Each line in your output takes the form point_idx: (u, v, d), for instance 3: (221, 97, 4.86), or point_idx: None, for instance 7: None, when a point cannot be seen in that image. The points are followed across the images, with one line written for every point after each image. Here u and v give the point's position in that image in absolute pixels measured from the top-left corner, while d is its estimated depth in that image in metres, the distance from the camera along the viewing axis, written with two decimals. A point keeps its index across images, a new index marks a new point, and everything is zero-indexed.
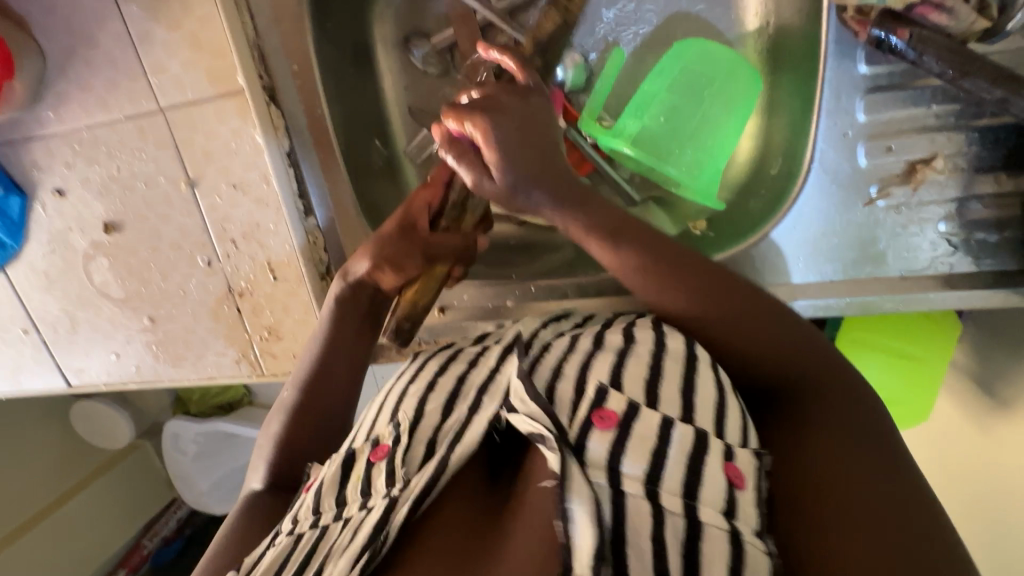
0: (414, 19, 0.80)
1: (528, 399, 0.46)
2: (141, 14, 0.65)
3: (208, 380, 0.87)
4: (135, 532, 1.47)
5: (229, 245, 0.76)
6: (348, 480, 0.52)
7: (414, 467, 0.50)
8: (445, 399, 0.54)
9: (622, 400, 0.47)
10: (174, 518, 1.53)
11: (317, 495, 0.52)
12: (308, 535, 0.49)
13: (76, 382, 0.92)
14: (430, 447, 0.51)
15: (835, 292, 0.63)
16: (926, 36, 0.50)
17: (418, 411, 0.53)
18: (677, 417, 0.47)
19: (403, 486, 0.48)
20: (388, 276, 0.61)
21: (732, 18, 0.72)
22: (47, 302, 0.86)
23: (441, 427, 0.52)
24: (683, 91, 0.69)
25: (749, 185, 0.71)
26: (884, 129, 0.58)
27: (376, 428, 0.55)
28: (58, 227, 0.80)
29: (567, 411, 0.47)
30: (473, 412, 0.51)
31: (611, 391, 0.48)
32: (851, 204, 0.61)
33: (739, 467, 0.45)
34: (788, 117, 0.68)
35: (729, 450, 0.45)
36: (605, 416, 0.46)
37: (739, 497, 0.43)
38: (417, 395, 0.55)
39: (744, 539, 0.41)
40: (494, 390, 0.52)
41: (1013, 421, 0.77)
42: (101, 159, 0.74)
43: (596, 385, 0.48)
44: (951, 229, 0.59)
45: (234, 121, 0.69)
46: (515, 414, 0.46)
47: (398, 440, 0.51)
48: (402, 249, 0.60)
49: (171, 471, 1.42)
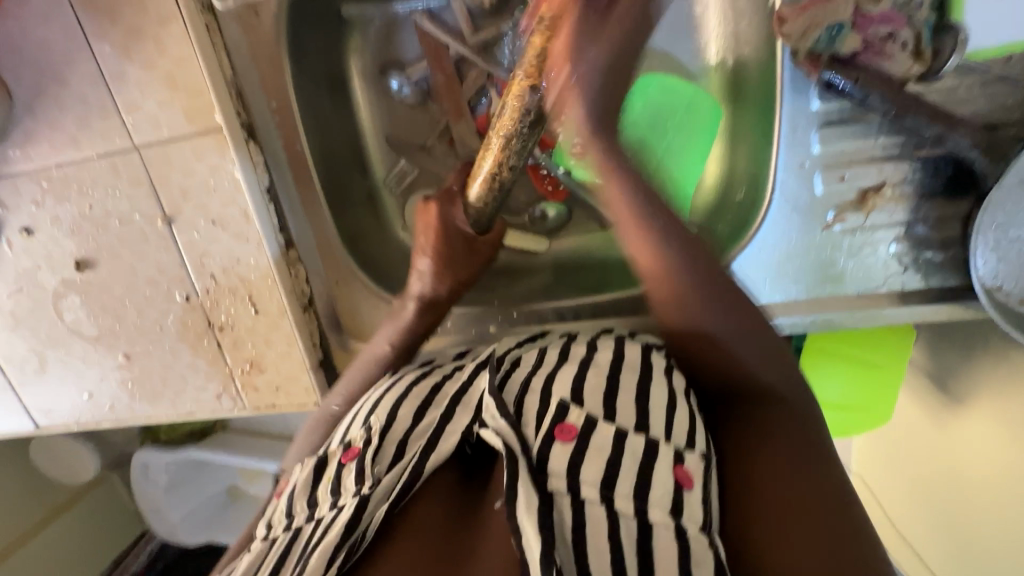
0: (388, 50, 0.81)
1: (498, 415, 0.50)
2: (114, 54, 0.65)
3: (187, 416, 0.85)
4: (103, 569, 1.42)
5: (207, 279, 0.75)
6: (319, 482, 0.55)
7: (385, 466, 0.52)
8: (417, 407, 0.55)
9: (580, 414, 0.50)
10: (144, 552, 1.47)
11: (291, 497, 0.55)
12: (282, 537, 0.52)
13: (44, 422, 0.89)
14: (401, 449, 0.52)
15: (800, 310, 0.67)
16: (870, 79, 0.54)
17: (390, 416, 0.54)
18: (631, 427, 0.50)
19: (374, 484, 0.50)
20: (442, 285, 0.66)
21: (695, 51, 0.76)
22: (15, 341, 0.83)
23: (412, 430, 0.53)
24: (645, 123, 0.75)
25: (717, 210, 0.75)
26: (838, 160, 0.62)
27: (349, 432, 0.57)
28: (26, 266, 0.78)
29: (533, 425, 0.50)
30: (447, 420, 0.53)
31: (572, 407, 0.51)
32: (809, 230, 0.65)
33: (687, 469, 0.48)
34: (749, 145, 0.72)
35: (678, 454, 0.49)
36: (566, 429, 0.49)
37: (687, 497, 0.46)
38: (389, 403, 0.56)
39: (691, 537, 0.44)
40: (467, 401, 0.54)
41: (966, 416, 0.82)
42: (72, 197, 0.73)
43: (557, 404, 0.52)
44: (901, 249, 0.64)
45: (212, 157, 0.68)
46: (487, 429, 0.50)
47: (368, 442, 0.53)
48: (457, 259, 0.66)
49: (141, 504, 1.37)
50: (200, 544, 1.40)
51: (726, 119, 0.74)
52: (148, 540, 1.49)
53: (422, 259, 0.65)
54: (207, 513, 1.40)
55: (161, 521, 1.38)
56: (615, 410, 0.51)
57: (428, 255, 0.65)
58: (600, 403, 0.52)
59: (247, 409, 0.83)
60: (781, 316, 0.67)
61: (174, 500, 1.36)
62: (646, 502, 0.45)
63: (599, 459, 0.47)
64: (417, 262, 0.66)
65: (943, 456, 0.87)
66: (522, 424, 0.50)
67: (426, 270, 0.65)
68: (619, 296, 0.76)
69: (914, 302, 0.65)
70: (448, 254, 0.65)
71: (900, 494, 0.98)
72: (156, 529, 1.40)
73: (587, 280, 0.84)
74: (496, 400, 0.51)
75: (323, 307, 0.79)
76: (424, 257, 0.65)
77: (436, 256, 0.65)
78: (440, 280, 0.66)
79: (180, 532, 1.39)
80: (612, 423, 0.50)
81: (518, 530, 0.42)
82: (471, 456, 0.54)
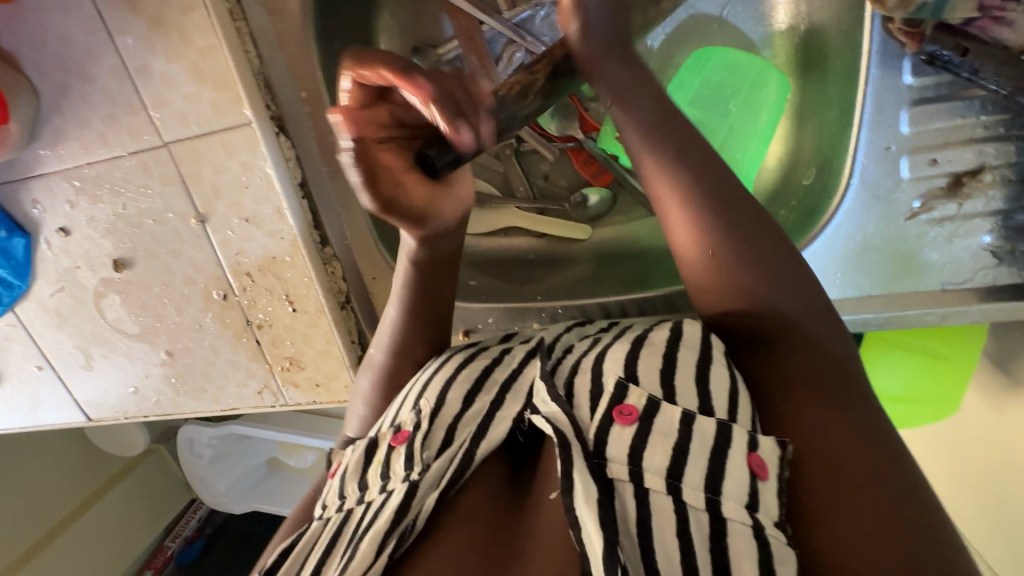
0: (421, 29, 0.76)
1: (549, 400, 0.48)
2: (137, 46, 0.61)
3: (230, 411, 0.86)
4: (156, 536, 1.48)
5: (243, 278, 0.73)
6: (370, 464, 0.53)
7: (432, 451, 0.51)
8: (466, 394, 0.54)
9: (642, 395, 0.46)
10: (194, 518, 1.52)
11: (342, 480, 0.54)
12: (335, 517, 0.52)
13: (95, 415, 0.91)
14: (450, 434, 0.51)
15: (872, 307, 0.60)
16: (984, 52, 0.46)
17: (439, 400, 0.53)
18: (696, 409, 0.45)
19: (423, 470, 0.49)
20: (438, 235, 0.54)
21: (760, 18, 0.68)
22: (61, 339, 0.84)
23: (463, 414, 0.52)
24: (703, 101, 0.67)
25: (778, 195, 0.69)
26: (929, 141, 0.55)
27: (399, 415, 0.56)
28: (66, 266, 0.77)
29: (587, 405, 0.47)
30: (496, 408, 0.52)
31: (630, 385, 0.47)
32: (891, 220, 0.59)
33: (763, 457, 0.42)
34: (822, 124, 0.64)
35: (752, 438, 0.43)
36: (626, 411, 0.45)
37: (761, 488, 0.41)
38: (438, 384, 0.55)
39: (769, 533, 0.39)
40: (517, 389, 0.53)
41: None
42: (105, 197, 0.71)
43: (614, 380, 0.48)
44: (995, 241, 0.57)
45: (243, 154, 0.65)
46: (538, 414, 0.48)
47: (418, 426, 0.52)
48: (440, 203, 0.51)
49: (189, 474, 1.42)
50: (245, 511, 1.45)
51: (794, 94, 0.67)
52: (197, 506, 1.54)
53: (404, 191, 0.48)
54: (252, 483, 1.45)
55: (209, 490, 1.44)
56: (675, 389, 0.47)
57: (420, 188, 0.50)
58: (658, 381, 0.47)
59: (288, 405, 0.83)
60: (845, 314, 0.60)
61: (219, 472, 1.40)
62: (716, 492, 0.41)
63: (664, 445, 0.43)
64: (393, 205, 0.49)
65: (1004, 453, 0.81)
66: (574, 407, 0.48)
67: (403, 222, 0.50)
68: (670, 292, 0.71)
69: (1003, 298, 0.58)
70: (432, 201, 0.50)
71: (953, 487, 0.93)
72: (205, 496, 1.46)
73: (630, 274, 0.79)
74: (546, 383, 0.49)
75: (360, 304, 0.76)
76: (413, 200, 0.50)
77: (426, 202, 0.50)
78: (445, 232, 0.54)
79: (225, 501, 1.44)
80: (675, 404, 0.45)
81: (577, 521, 0.40)
82: (523, 444, 0.53)
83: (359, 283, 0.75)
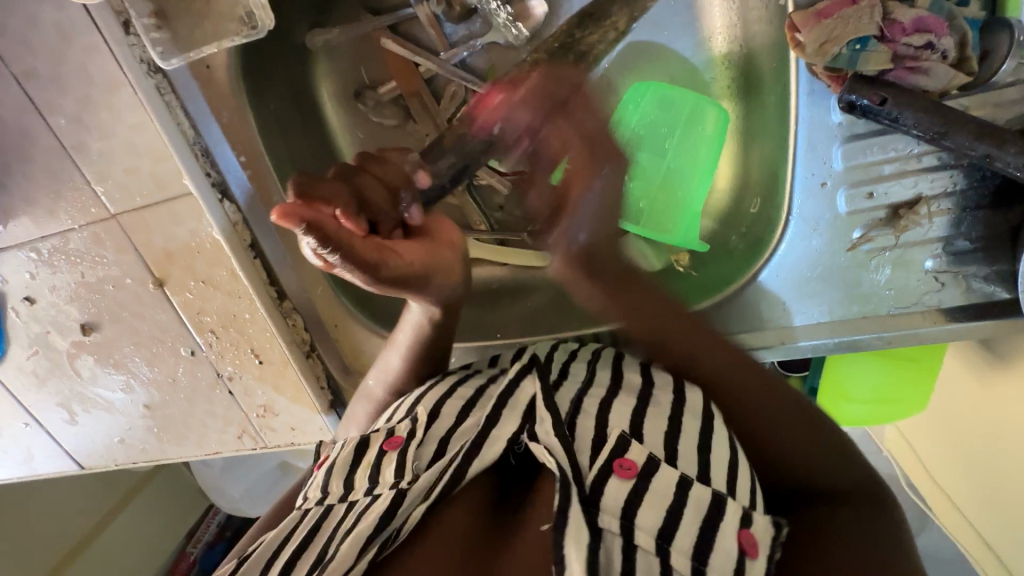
0: (362, 70, 0.76)
1: (552, 433, 0.50)
2: (70, 125, 0.61)
3: (214, 455, 0.89)
4: (179, 542, 1.51)
5: (208, 335, 0.75)
6: (358, 466, 0.54)
7: (424, 461, 0.52)
8: (462, 407, 0.57)
9: (642, 452, 0.48)
10: (213, 523, 1.54)
11: (327, 475, 0.55)
12: (315, 510, 0.52)
13: (87, 463, 0.94)
14: (441, 447, 0.53)
15: (827, 331, 0.60)
16: (903, 99, 0.46)
17: (435, 410, 0.56)
18: (695, 475, 0.48)
19: (412, 479, 0.50)
20: (449, 262, 0.59)
21: (700, 39, 0.67)
22: (44, 397, 0.86)
23: (456, 428, 0.55)
24: (645, 139, 0.67)
25: (729, 221, 0.69)
26: (865, 175, 0.55)
27: (392, 421, 0.58)
28: (37, 331, 0.79)
29: (588, 453, 0.49)
30: (493, 424, 0.53)
31: (633, 441, 0.49)
32: (833, 250, 0.59)
33: (754, 535, 0.45)
34: (763, 151, 0.64)
35: (746, 516, 0.46)
36: (626, 466, 0.47)
37: (749, 565, 0.43)
38: (434, 398, 0.58)
39: None
40: (514, 403, 0.54)
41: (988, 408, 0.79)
42: (62, 267, 0.71)
43: (618, 435, 0.50)
44: (939, 265, 0.57)
45: (190, 221, 0.66)
46: (537, 444, 0.50)
47: (413, 435, 0.54)
48: (430, 247, 0.57)
49: (204, 483, 1.46)
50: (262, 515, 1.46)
51: (736, 119, 0.67)
52: (214, 513, 1.57)
53: (393, 263, 0.52)
54: (263, 491, 1.44)
55: (222, 494, 1.47)
56: (677, 452, 0.49)
57: (413, 256, 0.54)
58: (662, 442, 0.50)
59: (268, 447, 0.86)
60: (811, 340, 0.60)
61: (231, 480, 1.43)
62: (703, 564, 0.43)
63: (658, 508, 0.45)
64: (388, 280, 0.52)
65: (985, 433, 0.79)
66: (577, 451, 0.49)
67: (408, 287, 0.55)
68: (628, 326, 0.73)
69: (952, 319, 0.57)
70: (424, 248, 0.57)
71: (943, 458, 0.89)
72: (220, 502, 1.49)
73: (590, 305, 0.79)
74: (551, 416, 0.51)
75: (325, 351, 0.78)
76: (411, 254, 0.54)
77: (422, 256, 0.56)
78: (451, 280, 0.59)
79: (242, 506, 1.46)
80: (676, 468, 0.48)
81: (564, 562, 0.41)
82: (514, 467, 0.53)
83: (322, 332, 0.77)
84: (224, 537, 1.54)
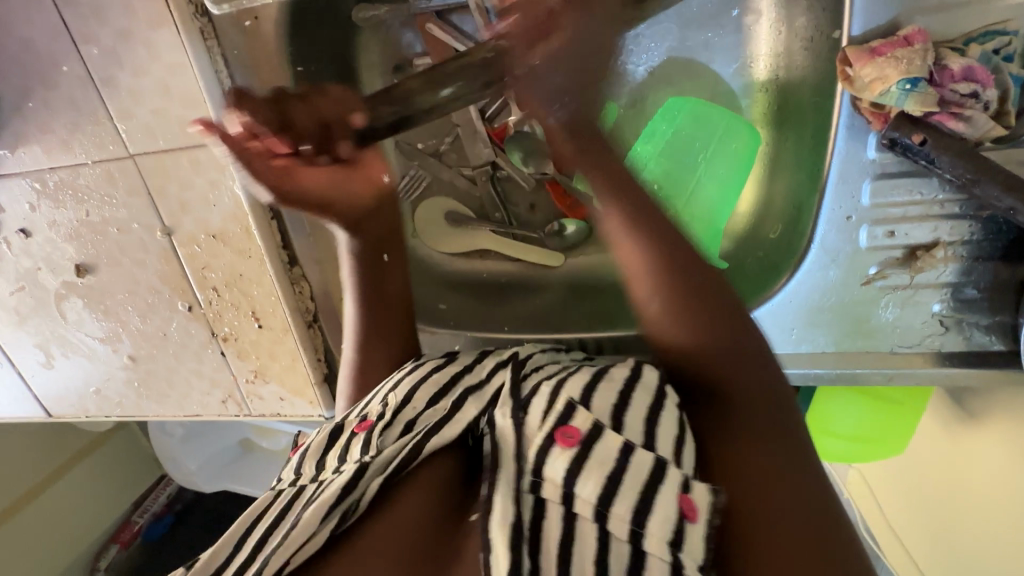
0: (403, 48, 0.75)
1: (507, 414, 0.48)
2: (103, 57, 0.59)
3: (193, 417, 0.86)
4: (124, 511, 1.45)
5: (209, 292, 0.73)
6: (330, 450, 0.53)
7: (391, 439, 0.50)
8: (434, 394, 0.53)
9: (588, 419, 0.45)
10: (163, 494, 1.49)
11: (302, 457, 0.54)
12: (286, 490, 0.50)
13: (55, 411, 0.90)
14: (409, 427, 0.51)
15: (825, 362, 0.63)
16: (942, 144, 0.49)
17: (408, 395, 0.53)
18: None
19: (376, 453, 0.48)
20: (363, 192, 0.56)
21: (744, 63, 0.69)
22: (22, 337, 0.82)
23: (424, 413, 0.52)
24: (676, 149, 0.70)
25: (746, 242, 0.71)
26: (890, 214, 0.57)
27: (367, 405, 0.56)
28: (27, 267, 0.75)
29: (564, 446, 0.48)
30: (456, 408, 0.51)
31: (579, 408, 0.46)
32: (847, 283, 0.60)
33: (693, 499, 0.41)
34: (790, 178, 0.66)
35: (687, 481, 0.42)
36: (569, 432, 0.45)
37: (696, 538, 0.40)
38: (408, 384, 0.55)
39: None
40: (483, 391, 0.53)
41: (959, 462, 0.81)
42: (68, 203, 0.69)
43: (566, 402, 0.47)
44: (945, 310, 0.59)
45: (211, 172, 0.65)
46: (496, 427, 0.48)
47: (381, 417, 0.52)
48: (343, 180, 0.54)
49: (159, 452, 1.40)
50: (213, 490, 1.40)
51: (767, 146, 0.69)
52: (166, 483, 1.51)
53: (291, 192, 0.52)
54: (218, 468, 1.38)
55: (178, 466, 1.41)
56: None
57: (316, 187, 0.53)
58: None
59: (251, 415, 0.83)
60: (830, 367, 0.63)
61: (189, 452, 1.37)
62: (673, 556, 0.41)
63: (601, 474, 0.43)
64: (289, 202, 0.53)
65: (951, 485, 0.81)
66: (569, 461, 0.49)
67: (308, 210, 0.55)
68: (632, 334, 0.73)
69: (949, 365, 0.59)
70: (339, 181, 0.54)
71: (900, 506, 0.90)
72: (174, 473, 1.43)
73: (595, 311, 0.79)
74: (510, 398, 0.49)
75: (326, 324, 0.76)
76: (314, 183, 0.53)
77: (331, 188, 0.54)
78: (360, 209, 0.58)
79: (195, 480, 1.40)
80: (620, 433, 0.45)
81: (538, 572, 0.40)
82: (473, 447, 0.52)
83: (328, 303, 0.75)
84: (172, 508, 1.47)
